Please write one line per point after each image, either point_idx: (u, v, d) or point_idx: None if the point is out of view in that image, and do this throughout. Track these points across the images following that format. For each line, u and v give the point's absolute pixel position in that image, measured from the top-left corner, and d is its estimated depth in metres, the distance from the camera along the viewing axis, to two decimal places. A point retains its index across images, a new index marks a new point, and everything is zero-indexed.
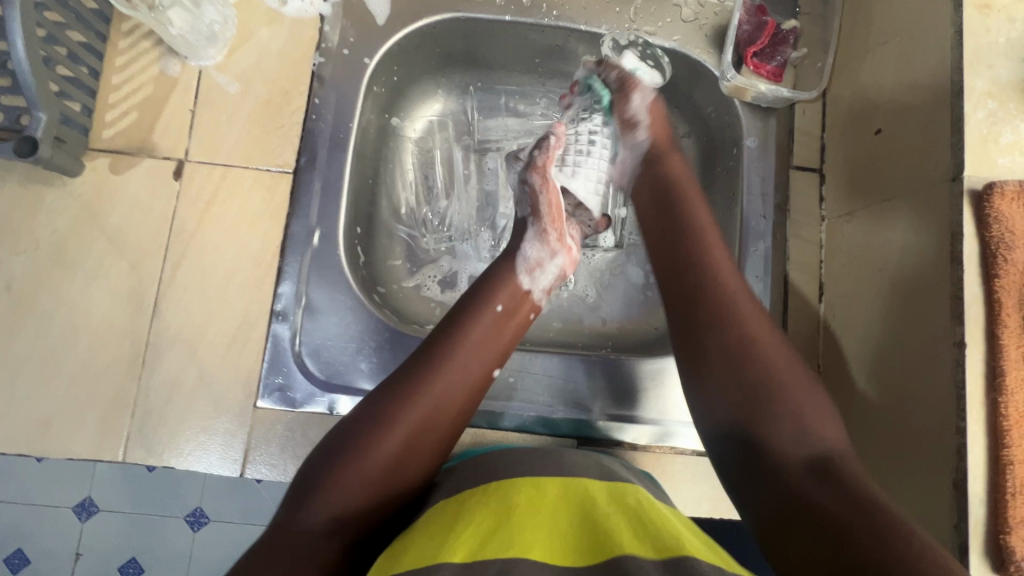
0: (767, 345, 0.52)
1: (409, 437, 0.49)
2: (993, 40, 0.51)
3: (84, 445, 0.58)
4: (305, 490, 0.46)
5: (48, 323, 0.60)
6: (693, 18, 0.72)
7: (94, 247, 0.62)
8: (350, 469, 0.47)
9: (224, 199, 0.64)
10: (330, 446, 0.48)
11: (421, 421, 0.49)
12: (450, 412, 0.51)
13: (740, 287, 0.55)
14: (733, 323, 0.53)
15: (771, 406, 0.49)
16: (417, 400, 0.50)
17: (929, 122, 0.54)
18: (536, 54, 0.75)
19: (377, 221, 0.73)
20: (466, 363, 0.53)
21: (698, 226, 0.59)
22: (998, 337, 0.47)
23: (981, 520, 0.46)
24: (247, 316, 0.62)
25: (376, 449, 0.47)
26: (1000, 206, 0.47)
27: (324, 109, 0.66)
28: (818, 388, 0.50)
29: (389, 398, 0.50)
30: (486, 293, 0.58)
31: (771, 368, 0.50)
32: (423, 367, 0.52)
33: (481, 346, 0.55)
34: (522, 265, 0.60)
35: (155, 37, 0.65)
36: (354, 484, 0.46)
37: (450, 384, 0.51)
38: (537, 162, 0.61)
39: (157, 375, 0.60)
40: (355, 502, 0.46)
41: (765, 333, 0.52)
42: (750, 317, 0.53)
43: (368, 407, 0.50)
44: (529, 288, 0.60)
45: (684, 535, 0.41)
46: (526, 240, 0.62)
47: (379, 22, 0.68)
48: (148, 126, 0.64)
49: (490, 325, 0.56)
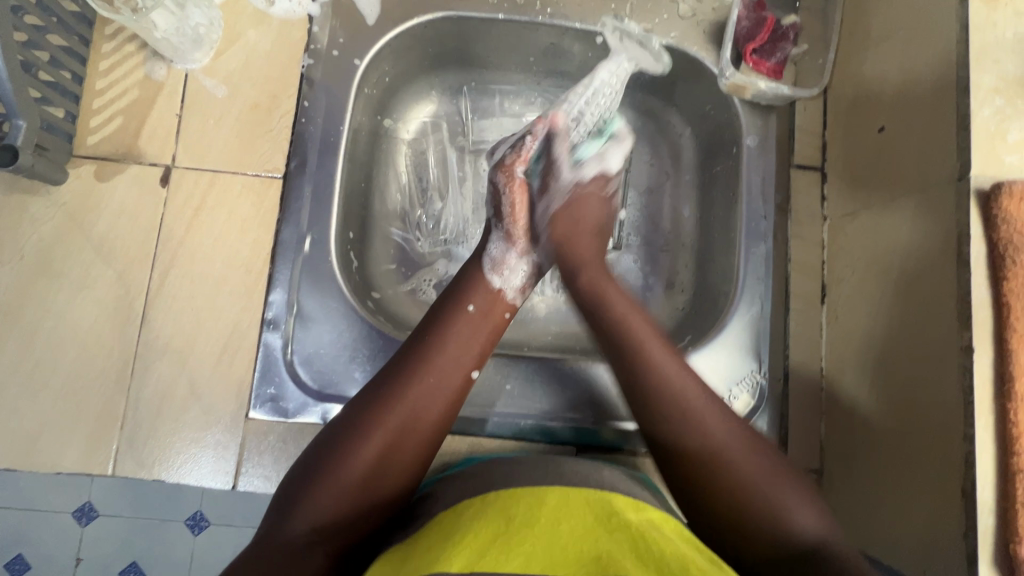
0: (703, 417, 0.50)
1: (389, 441, 0.48)
2: (1000, 33, 0.49)
3: (73, 459, 0.57)
4: (284, 506, 0.45)
5: (34, 335, 0.59)
6: (690, 14, 0.70)
7: (80, 256, 0.60)
8: (326, 480, 0.46)
9: (213, 205, 0.63)
10: (308, 459, 0.48)
11: (398, 426, 0.48)
12: (429, 415, 0.50)
13: (654, 340, 0.54)
14: (673, 404, 0.51)
15: (710, 448, 0.49)
16: (394, 403, 0.49)
17: (935, 120, 0.52)
18: (530, 53, 0.74)
19: (371, 225, 0.72)
20: (444, 363, 0.52)
21: (620, 318, 0.56)
22: (1007, 343, 0.45)
23: (989, 530, 0.44)
24: (236, 326, 0.61)
25: (352, 458, 0.46)
26: (1008, 207, 0.45)
27: (314, 112, 0.65)
28: (763, 451, 0.49)
29: (365, 404, 0.49)
30: (460, 295, 0.57)
31: (713, 436, 0.49)
32: (398, 371, 0.51)
33: (458, 346, 0.54)
34: (487, 262, 0.61)
35: (140, 40, 0.64)
36: (330, 496, 0.45)
37: (429, 384, 0.50)
38: (505, 162, 0.62)
39: (146, 387, 0.59)
40: (333, 513, 0.45)
41: (701, 407, 0.51)
42: (671, 381, 0.52)
43: (345, 417, 0.49)
44: (499, 287, 0.59)
45: (683, 548, 0.40)
46: (491, 240, 0.63)
47: (369, 23, 0.67)
48: (133, 131, 0.63)
49: (465, 325, 0.55)
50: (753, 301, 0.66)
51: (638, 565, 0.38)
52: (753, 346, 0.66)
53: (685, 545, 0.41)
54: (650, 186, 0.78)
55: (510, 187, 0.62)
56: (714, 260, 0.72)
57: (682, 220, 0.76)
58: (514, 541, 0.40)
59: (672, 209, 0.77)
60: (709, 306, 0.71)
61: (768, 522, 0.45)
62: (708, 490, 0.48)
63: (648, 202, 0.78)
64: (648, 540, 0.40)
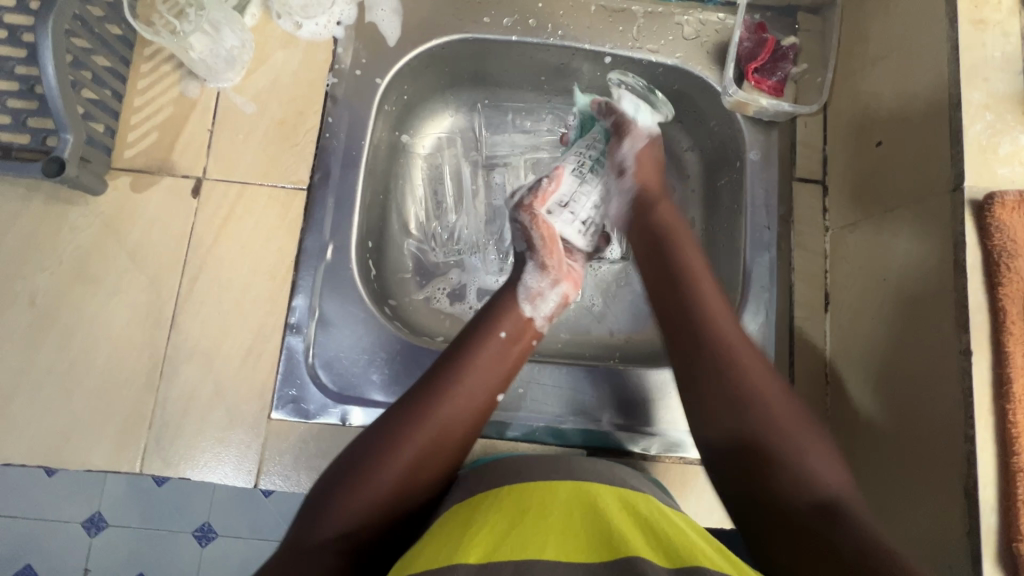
0: (769, 393, 0.51)
1: (418, 453, 0.50)
2: (988, 54, 0.52)
3: (102, 456, 0.59)
4: (314, 509, 0.47)
5: (69, 337, 0.62)
6: (694, 36, 0.74)
7: (115, 263, 0.64)
8: (357, 487, 0.47)
9: (241, 215, 0.66)
10: (338, 469, 0.49)
11: (428, 446, 0.50)
12: (458, 436, 0.52)
13: (726, 315, 0.56)
14: (713, 359, 0.53)
15: (766, 420, 0.50)
16: (425, 417, 0.51)
17: (929, 133, 0.55)
18: (541, 72, 0.78)
19: (388, 236, 0.75)
20: (473, 384, 0.54)
21: (694, 294, 0.58)
22: (1004, 346, 0.47)
23: (993, 529, 0.45)
24: (261, 330, 0.63)
25: (386, 471, 0.48)
26: (1001, 216, 0.48)
27: (337, 127, 0.68)
28: (812, 429, 0.50)
29: (397, 421, 0.51)
30: (491, 320, 0.59)
31: (768, 404, 0.50)
32: (429, 386, 0.53)
33: (486, 368, 0.56)
34: (522, 292, 0.62)
35: (176, 60, 0.68)
36: (360, 502, 0.47)
37: (456, 402, 0.53)
38: (524, 202, 0.67)
39: (174, 388, 0.62)
40: (365, 516, 0.47)
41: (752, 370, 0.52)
42: (739, 346, 0.53)
43: (379, 426, 0.52)
44: (529, 315, 0.61)
45: (696, 540, 0.42)
46: (526, 272, 0.64)
47: (390, 44, 0.71)
48: (167, 146, 0.66)
49: (495, 347, 0.57)
50: (758, 310, 0.69)
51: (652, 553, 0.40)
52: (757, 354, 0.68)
53: (695, 536, 0.43)
54: None
55: (531, 221, 0.66)
56: (720, 270, 0.74)
57: None
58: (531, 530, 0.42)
59: None
60: None
61: (798, 472, 0.47)
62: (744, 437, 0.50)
63: None
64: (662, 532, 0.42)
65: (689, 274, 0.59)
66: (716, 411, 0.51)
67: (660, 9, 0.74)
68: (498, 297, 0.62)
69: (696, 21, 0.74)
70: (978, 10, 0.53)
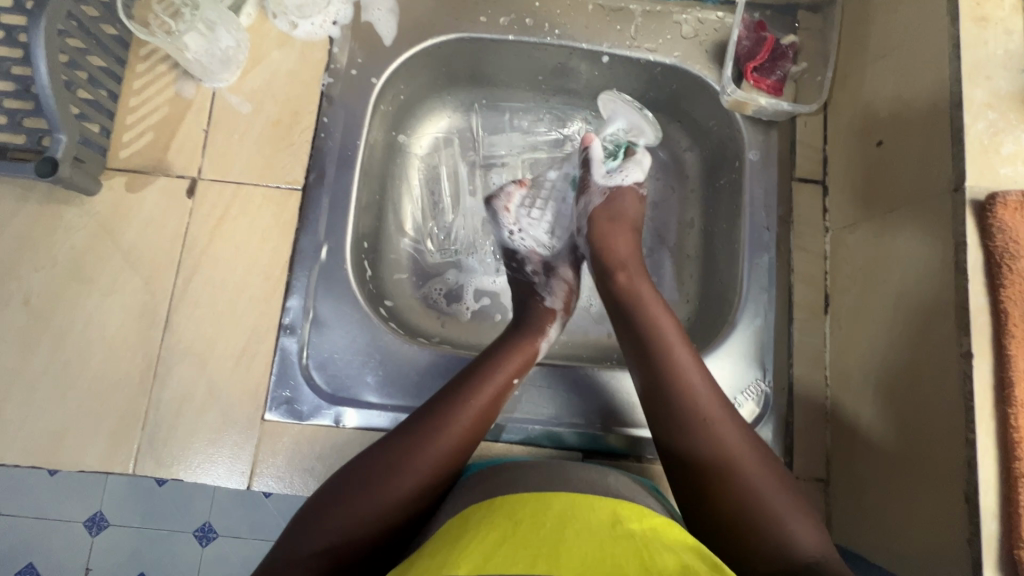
0: (753, 466, 0.51)
1: (411, 491, 0.50)
2: (991, 52, 0.51)
3: (95, 457, 0.59)
4: (304, 524, 0.48)
5: (63, 337, 0.61)
6: (693, 35, 0.73)
7: (109, 263, 0.63)
8: (353, 505, 0.48)
9: (236, 215, 0.66)
10: (337, 484, 0.50)
11: (423, 481, 0.50)
12: (457, 466, 0.52)
13: (698, 380, 0.55)
14: (710, 449, 0.51)
15: (740, 480, 0.50)
16: (423, 455, 0.51)
17: (931, 133, 0.54)
18: (538, 72, 0.77)
19: (385, 236, 0.75)
20: (476, 423, 0.54)
21: (670, 364, 0.56)
22: (1005, 349, 0.46)
23: (994, 536, 0.45)
24: (255, 330, 0.63)
25: (387, 494, 0.49)
26: (1003, 215, 0.47)
27: (333, 127, 0.68)
28: (776, 474, 0.51)
29: (401, 443, 0.51)
30: (499, 358, 0.60)
31: (745, 474, 0.50)
32: (428, 420, 0.53)
33: (490, 406, 0.56)
34: (548, 347, 0.65)
35: (171, 60, 0.67)
36: (346, 530, 0.47)
37: (456, 441, 0.52)
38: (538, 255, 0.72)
39: (167, 389, 0.61)
40: (349, 541, 0.47)
41: (723, 425, 0.53)
42: (713, 412, 0.53)
43: (375, 453, 0.51)
44: (542, 357, 0.63)
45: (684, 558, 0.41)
46: (552, 326, 0.66)
47: (386, 43, 0.70)
48: (163, 146, 0.66)
49: (500, 383, 0.57)
50: (757, 312, 0.68)
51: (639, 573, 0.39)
52: (755, 356, 0.67)
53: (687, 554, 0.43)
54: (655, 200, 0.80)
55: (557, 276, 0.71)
56: (718, 272, 0.74)
57: (686, 232, 0.79)
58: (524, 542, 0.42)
59: (677, 222, 0.79)
60: (714, 317, 0.72)
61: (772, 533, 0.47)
62: (714, 495, 0.50)
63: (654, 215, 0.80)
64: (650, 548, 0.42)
65: (672, 365, 0.56)
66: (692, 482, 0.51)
67: (659, 8, 0.73)
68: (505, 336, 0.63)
69: (694, 20, 0.73)
70: (980, 7, 0.52)
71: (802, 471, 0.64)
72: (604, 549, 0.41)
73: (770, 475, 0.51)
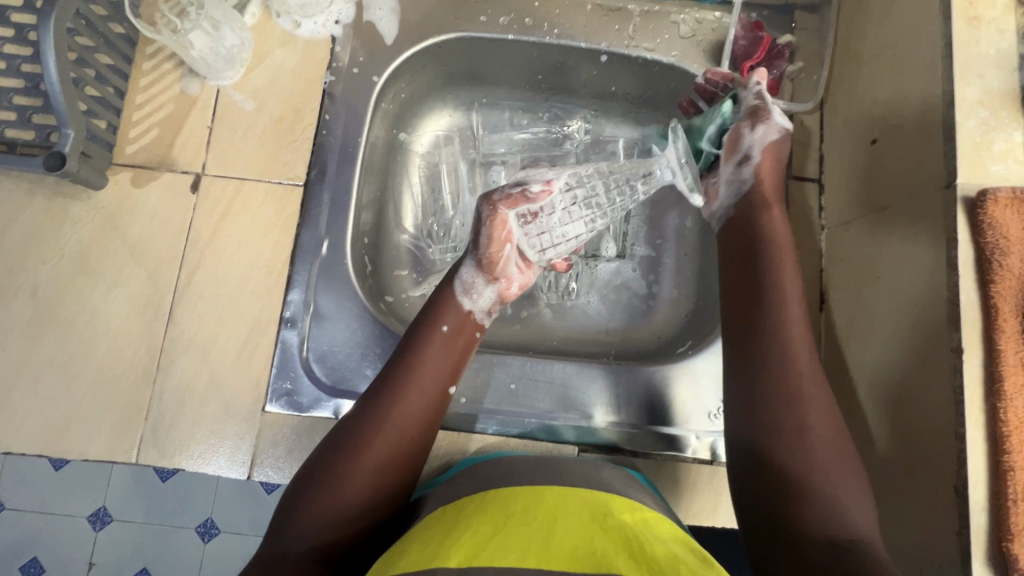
0: (827, 468, 0.51)
1: (374, 466, 0.51)
2: (983, 51, 0.52)
3: (99, 447, 0.60)
4: (285, 517, 0.49)
5: (70, 329, 0.63)
6: (690, 35, 0.74)
7: (115, 256, 0.65)
8: (321, 491, 0.49)
9: (238, 210, 0.67)
10: (307, 474, 0.51)
11: (385, 454, 0.51)
12: (416, 438, 0.53)
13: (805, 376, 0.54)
14: (790, 447, 0.52)
15: (812, 480, 0.50)
16: (376, 429, 0.52)
17: (924, 130, 0.54)
18: (538, 71, 0.78)
19: (385, 232, 0.76)
20: (418, 386, 0.55)
21: (781, 356, 0.55)
22: (995, 343, 0.47)
23: (982, 528, 0.45)
24: (257, 323, 0.64)
25: (354, 477, 0.50)
26: (993, 212, 0.48)
27: (334, 124, 0.69)
28: (846, 455, 0.51)
29: (357, 425, 0.52)
30: (432, 315, 0.60)
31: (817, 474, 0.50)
32: (376, 395, 0.54)
33: (433, 364, 0.57)
34: (458, 287, 0.63)
35: (177, 59, 0.69)
36: (324, 517, 0.48)
37: (403, 408, 0.53)
38: (493, 196, 0.64)
39: (170, 380, 0.62)
40: (330, 529, 0.48)
41: (809, 401, 0.53)
42: (807, 392, 0.53)
43: (334, 438, 0.53)
44: (469, 308, 0.62)
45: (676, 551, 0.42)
46: (464, 266, 0.64)
47: (387, 42, 0.71)
48: (168, 142, 0.67)
49: (433, 339, 0.58)
50: None
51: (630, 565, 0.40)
52: None
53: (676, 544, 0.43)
54: (653, 198, 0.81)
55: (494, 220, 0.63)
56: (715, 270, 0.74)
57: (684, 230, 0.79)
58: (515, 536, 0.43)
59: (674, 220, 0.80)
60: (710, 314, 0.73)
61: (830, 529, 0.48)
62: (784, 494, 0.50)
63: (652, 213, 0.81)
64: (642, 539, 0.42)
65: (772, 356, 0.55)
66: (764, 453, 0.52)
67: (657, 7, 0.74)
68: (437, 294, 0.63)
69: (692, 20, 0.74)
70: (972, 7, 0.53)
71: None
72: (594, 544, 0.42)
73: (839, 457, 0.51)
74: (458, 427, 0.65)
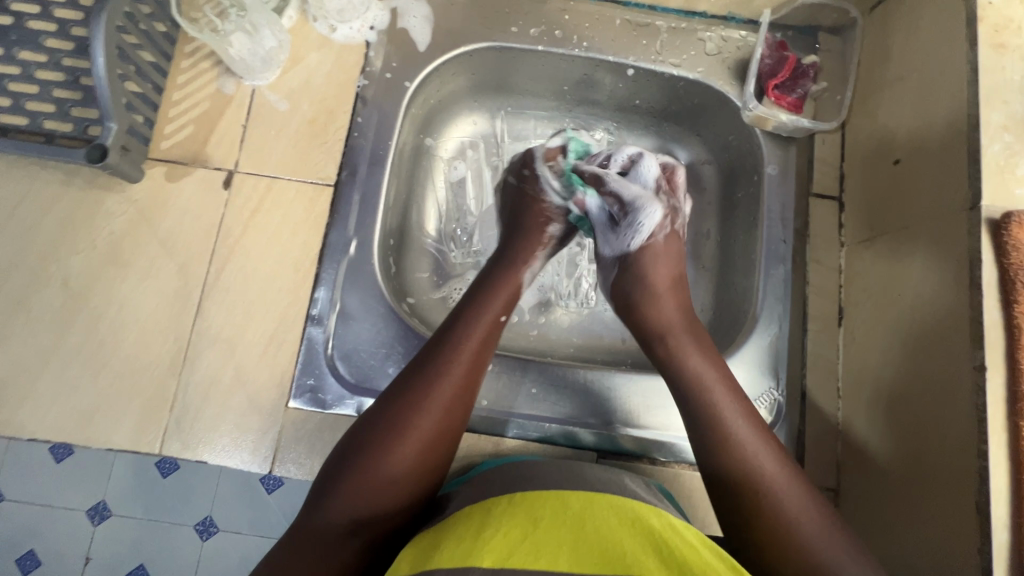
0: (786, 493, 0.50)
1: (415, 449, 0.50)
2: (1008, 77, 0.53)
3: (124, 436, 0.61)
4: (320, 497, 0.49)
5: (99, 319, 0.63)
6: (716, 52, 0.75)
7: (146, 248, 0.66)
8: (356, 475, 0.49)
9: (269, 207, 0.68)
10: (341, 453, 0.51)
11: (427, 434, 0.51)
12: (451, 424, 0.53)
13: (728, 404, 0.55)
14: (741, 467, 0.51)
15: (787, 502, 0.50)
16: (419, 411, 0.52)
17: (947, 153, 0.56)
18: (564, 82, 0.79)
19: (409, 235, 0.77)
20: (458, 365, 0.54)
21: (695, 381, 0.57)
22: (1018, 363, 0.47)
23: (1005, 546, 0.46)
24: (283, 319, 0.65)
25: (397, 440, 0.50)
26: (1017, 234, 0.49)
27: (366, 127, 0.71)
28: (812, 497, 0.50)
29: (392, 410, 0.52)
30: (482, 300, 0.60)
31: (776, 497, 0.50)
32: (418, 374, 0.54)
33: (475, 345, 0.56)
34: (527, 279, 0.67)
35: (215, 58, 0.70)
36: (357, 500, 0.48)
37: (446, 387, 0.53)
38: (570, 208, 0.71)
39: (196, 373, 0.63)
40: (364, 510, 0.48)
41: (754, 446, 0.52)
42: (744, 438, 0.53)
43: (372, 420, 0.52)
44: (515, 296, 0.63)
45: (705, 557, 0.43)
46: (538, 257, 0.68)
47: (420, 49, 0.73)
48: (202, 139, 0.69)
49: (485, 326, 0.58)
50: (771, 322, 0.69)
51: (664, 569, 0.41)
52: (769, 365, 0.68)
53: (706, 551, 0.44)
54: None
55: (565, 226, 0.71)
56: (734, 283, 0.75)
57: (703, 242, 0.80)
58: (545, 538, 0.44)
59: (693, 232, 0.81)
60: (729, 325, 0.74)
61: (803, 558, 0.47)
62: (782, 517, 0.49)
63: None
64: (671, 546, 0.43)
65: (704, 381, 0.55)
66: (727, 500, 0.51)
67: (684, 25, 0.76)
68: (486, 282, 0.63)
69: (717, 38, 0.76)
70: (999, 34, 0.54)
71: (812, 479, 0.66)
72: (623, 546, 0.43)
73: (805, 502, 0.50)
74: (478, 430, 0.66)
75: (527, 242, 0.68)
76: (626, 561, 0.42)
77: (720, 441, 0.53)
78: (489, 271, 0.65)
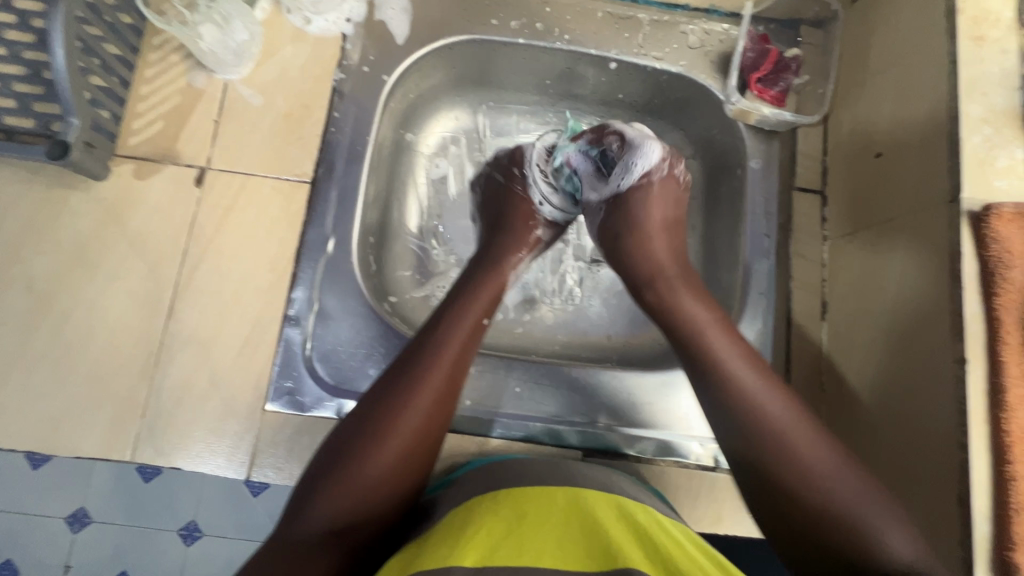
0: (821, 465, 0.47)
1: (394, 455, 0.49)
2: (987, 70, 0.53)
3: (93, 444, 0.59)
4: (301, 502, 0.48)
5: (65, 322, 0.61)
6: (699, 45, 0.75)
7: (115, 248, 0.63)
8: (335, 483, 0.47)
9: (243, 205, 0.66)
10: (319, 461, 0.49)
11: (407, 441, 0.50)
12: (435, 423, 0.52)
13: (749, 377, 0.51)
14: (768, 441, 0.48)
15: (798, 469, 0.47)
16: (397, 417, 0.50)
17: (929, 145, 0.55)
18: (548, 75, 0.78)
19: (390, 233, 0.75)
20: (436, 368, 0.52)
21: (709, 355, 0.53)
22: (998, 356, 0.47)
23: (986, 538, 0.46)
24: (259, 320, 0.63)
25: (375, 447, 0.48)
26: (998, 226, 0.49)
27: (343, 122, 0.69)
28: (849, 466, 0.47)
29: (372, 411, 0.50)
30: (462, 302, 0.58)
31: (807, 468, 0.47)
32: (395, 381, 0.52)
33: (455, 347, 0.54)
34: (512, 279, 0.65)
35: (185, 51, 0.68)
36: (336, 507, 0.47)
37: (424, 394, 0.51)
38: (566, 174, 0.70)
39: (168, 377, 0.61)
40: (345, 517, 0.47)
41: (779, 417, 0.49)
42: (766, 409, 0.49)
43: (349, 427, 0.50)
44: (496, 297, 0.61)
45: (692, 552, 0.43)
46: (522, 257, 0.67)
47: (399, 42, 0.71)
48: (172, 135, 0.66)
49: (465, 328, 0.56)
50: (756, 316, 0.69)
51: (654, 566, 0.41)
52: None
53: (692, 548, 0.44)
54: None
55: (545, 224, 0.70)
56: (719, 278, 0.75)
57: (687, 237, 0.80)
58: (528, 535, 0.43)
59: None
60: None
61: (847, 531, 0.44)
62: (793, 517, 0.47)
63: None
64: (656, 541, 0.43)
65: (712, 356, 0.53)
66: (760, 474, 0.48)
67: (666, 17, 0.75)
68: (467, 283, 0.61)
69: (700, 31, 0.75)
70: (978, 26, 0.54)
71: None
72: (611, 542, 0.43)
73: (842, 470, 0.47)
74: (462, 430, 0.65)
75: (510, 244, 0.66)
76: (613, 555, 0.41)
77: (744, 415, 0.49)
78: (472, 269, 0.64)
